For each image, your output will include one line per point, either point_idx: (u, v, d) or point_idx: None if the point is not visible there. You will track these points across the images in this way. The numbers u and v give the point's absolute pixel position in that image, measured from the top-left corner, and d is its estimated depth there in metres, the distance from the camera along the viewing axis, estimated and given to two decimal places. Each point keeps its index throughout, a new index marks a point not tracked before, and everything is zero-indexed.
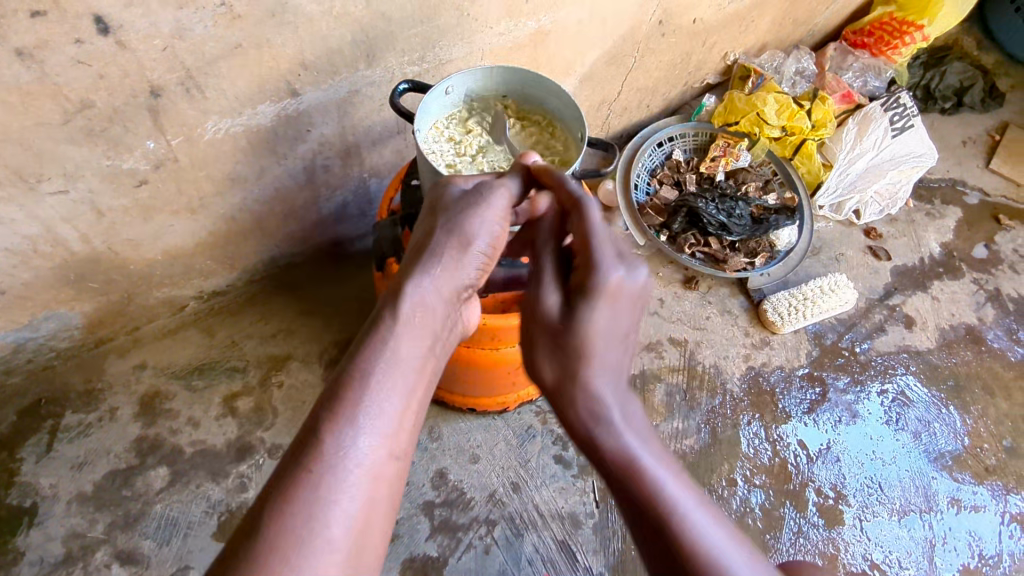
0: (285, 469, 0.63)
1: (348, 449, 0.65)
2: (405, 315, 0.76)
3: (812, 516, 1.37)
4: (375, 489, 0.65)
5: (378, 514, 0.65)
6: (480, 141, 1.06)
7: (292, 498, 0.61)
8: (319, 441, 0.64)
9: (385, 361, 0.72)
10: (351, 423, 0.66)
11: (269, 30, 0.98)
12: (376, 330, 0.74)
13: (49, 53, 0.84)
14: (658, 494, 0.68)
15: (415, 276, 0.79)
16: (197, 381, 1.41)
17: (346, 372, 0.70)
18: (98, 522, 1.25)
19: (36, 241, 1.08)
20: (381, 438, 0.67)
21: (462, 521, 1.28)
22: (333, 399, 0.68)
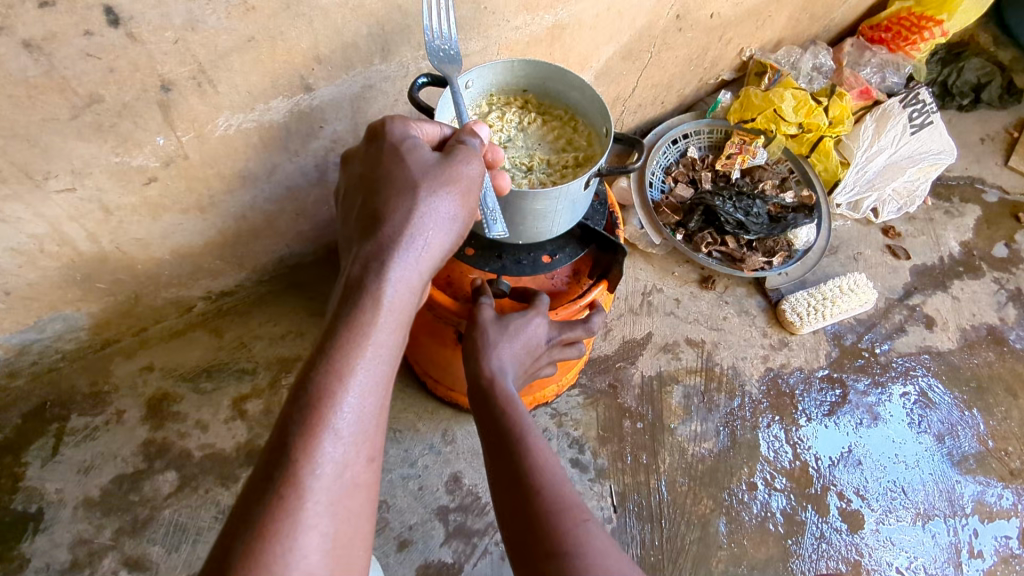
0: (254, 496, 0.61)
1: (322, 466, 0.63)
2: (381, 306, 0.72)
3: (835, 521, 1.34)
4: (350, 503, 0.64)
5: (356, 527, 0.64)
6: (502, 138, 1.02)
7: (267, 530, 0.58)
8: (291, 461, 0.62)
9: (359, 365, 0.69)
10: (324, 437, 0.64)
11: (284, 23, 0.95)
12: (346, 325, 0.70)
13: (58, 45, 0.81)
14: (517, 424, 0.85)
15: (391, 257, 0.74)
16: (205, 383, 1.38)
17: (316, 378, 0.67)
18: (105, 528, 1.22)
19: (42, 240, 1.05)
20: (355, 449, 0.66)
21: (478, 526, 1.26)
22: (304, 411, 0.65)
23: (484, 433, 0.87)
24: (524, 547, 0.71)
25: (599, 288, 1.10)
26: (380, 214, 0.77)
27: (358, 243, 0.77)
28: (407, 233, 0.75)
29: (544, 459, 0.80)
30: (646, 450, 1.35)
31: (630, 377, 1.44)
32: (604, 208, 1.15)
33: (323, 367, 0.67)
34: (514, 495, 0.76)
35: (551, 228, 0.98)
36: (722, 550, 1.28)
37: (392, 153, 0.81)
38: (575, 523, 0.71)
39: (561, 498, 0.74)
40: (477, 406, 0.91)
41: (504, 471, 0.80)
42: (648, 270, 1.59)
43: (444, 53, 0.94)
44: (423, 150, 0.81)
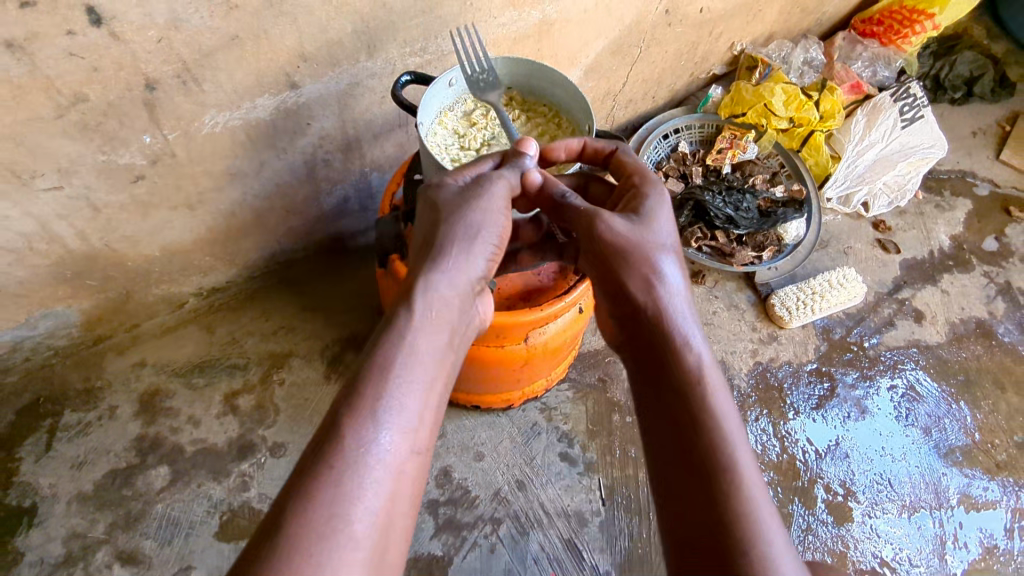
0: (303, 466, 0.62)
1: (370, 453, 0.63)
2: (418, 307, 0.75)
3: (821, 513, 1.35)
4: (396, 482, 0.64)
5: (401, 506, 0.63)
6: (484, 134, 1.02)
7: (312, 494, 0.59)
8: (342, 444, 0.63)
9: (402, 356, 0.71)
10: (372, 425, 0.65)
11: (268, 21, 0.95)
12: (390, 327, 0.74)
13: (40, 45, 0.81)
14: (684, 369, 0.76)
15: (428, 269, 0.78)
16: (198, 379, 1.39)
17: (359, 377, 0.69)
18: (98, 522, 1.23)
19: (31, 238, 1.06)
20: (401, 432, 0.66)
21: (467, 520, 1.26)
22: (352, 394, 0.67)
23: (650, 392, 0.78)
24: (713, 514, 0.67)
25: (585, 283, 1.11)
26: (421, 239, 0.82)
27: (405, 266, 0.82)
28: (440, 248, 0.79)
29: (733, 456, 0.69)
30: (634, 444, 1.37)
31: (620, 371, 1.45)
32: None
33: (371, 361, 0.70)
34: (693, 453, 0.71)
35: None
36: None
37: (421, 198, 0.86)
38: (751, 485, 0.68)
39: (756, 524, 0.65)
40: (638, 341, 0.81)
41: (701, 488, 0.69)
42: None
43: (485, 82, 0.97)
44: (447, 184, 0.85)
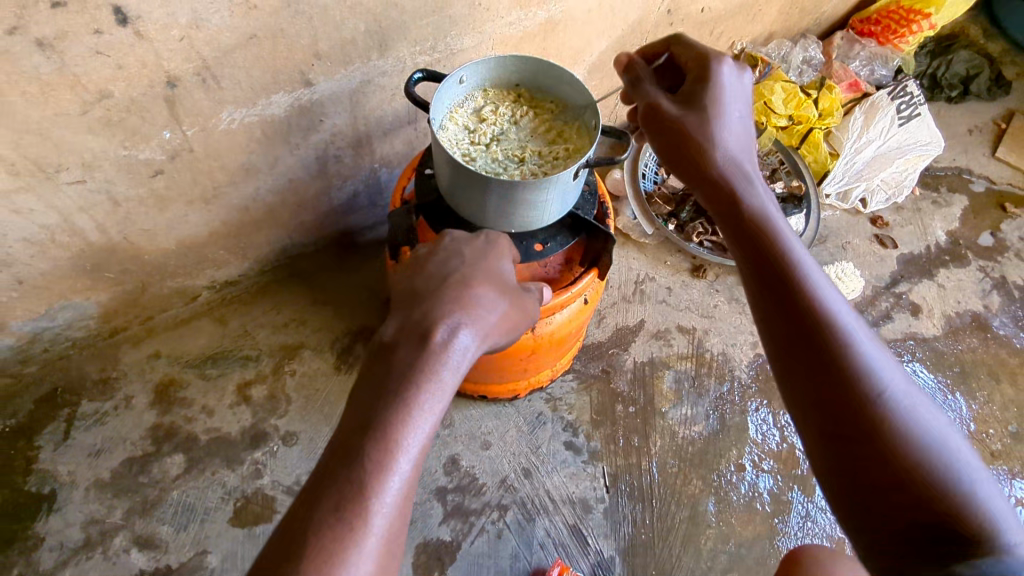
0: (306, 521, 0.60)
1: (368, 540, 0.60)
2: (447, 361, 0.70)
3: (820, 500, 1.39)
4: (394, 542, 0.63)
5: (392, 565, 0.63)
6: (494, 129, 1.05)
7: (319, 564, 0.58)
8: (339, 528, 0.59)
9: (424, 412, 0.66)
10: (373, 505, 0.61)
11: (285, 21, 0.99)
12: (411, 373, 0.67)
13: (69, 43, 0.85)
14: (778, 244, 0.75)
15: (465, 324, 0.73)
16: (211, 370, 1.42)
17: (359, 441, 0.63)
18: (116, 508, 1.27)
19: (54, 231, 1.10)
20: (409, 495, 0.64)
21: (475, 506, 1.30)
22: (368, 451, 0.63)
23: (751, 282, 0.76)
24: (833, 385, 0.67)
25: (590, 275, 1.14)
26: (460, 287, 0.76)
27: (430, 297, 0.75)
28: (478, 309, 0.75)
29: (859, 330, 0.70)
30: (638, 433, 1.41)
31: (623, 363, 1.49)
32: (593, 197, 1.15)
33: (390, 410, 0.65)
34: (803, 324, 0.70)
35: (540, 218, 1.00)
36: (710, 528, 1.32)
37: (443, 250, 0.83)
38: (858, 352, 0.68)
39: (897, 388, 0.67)
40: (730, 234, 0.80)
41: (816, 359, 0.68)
42: (641, 260, 1.64)
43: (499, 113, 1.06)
44: (475, 239, 0.87)
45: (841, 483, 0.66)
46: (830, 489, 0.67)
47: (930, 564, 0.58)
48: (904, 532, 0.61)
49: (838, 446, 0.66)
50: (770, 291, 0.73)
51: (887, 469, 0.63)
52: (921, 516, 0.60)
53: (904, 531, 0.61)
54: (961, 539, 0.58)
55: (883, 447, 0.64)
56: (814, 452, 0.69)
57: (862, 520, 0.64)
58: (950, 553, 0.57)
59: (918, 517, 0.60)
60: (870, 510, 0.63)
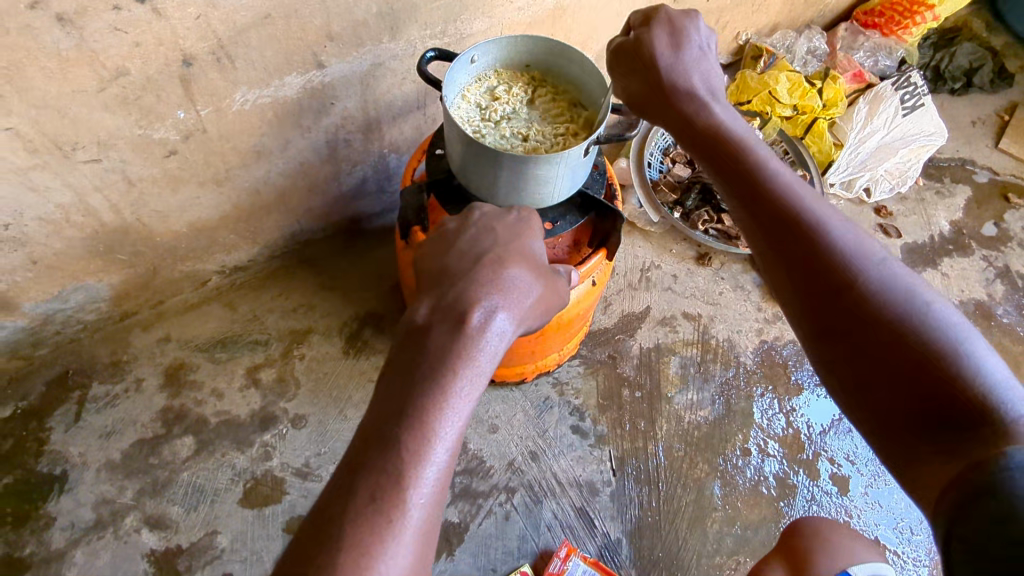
0: (344, 507, 0.59)
1: (406, 529, 0.59)
2: (480, 347, 0.69)
3: (825, 484, 1.39)
4: (432, 529, 0.62)
5: (430, 551, 0.62)
6: (505, 107, 1.06)
7: (359, 548, 0.57)
8: (377, 518, 0.59)
9: (458, 398, 0.65)
10: (411, 494, 0.60)
11: (299, 1, 1.00)
12: (444, 359, 0.67)
13: (88, 19, 0.86)
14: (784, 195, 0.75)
15: (497, 308, 0.72)
16: (220, 354, 1.43)
17: (395, 430, 0.63)
18: (127, 489, 1.28)
19: (68, 210, 1.11)
20: (445, 481, 0.63)
21: (482, 488, 1.30)
22: (403, 438, 0.62)
23: (766, 240, 0.76)
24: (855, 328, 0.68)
25: (598, 255, 1.15)
26: (491, 271, 0.75)
27: (461, 283, 0.74)
28: (510, 293, 0.74)
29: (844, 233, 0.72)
30: (644, 417, 1.41)
31: (629, 348, 1.50)
32: (602, 178, 1.16)
33: (424, 397, 0.64)
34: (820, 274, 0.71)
35: (551, 194, 1.01)
36: (716, 511, 1.33)
37: (475, 226, 0.83)
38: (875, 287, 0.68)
39: (903, 290, 0.67)
40: (710, 165, 0.83)
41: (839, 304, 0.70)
42: (646, 248, 1.65)
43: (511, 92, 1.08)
44: (507, 214, 0.88)
45: (849, 386, 0.69)
46: (841, 394, 0.71)
47: (936, 448, 0.60)
48: (910, 421, 0.63)
49: (839, 352, 0.70)
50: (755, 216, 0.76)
51: (885, 365, 0.65)
52: (925, 401, 0.62)
53: (908, 420, 0.63)
54: (971, 416, 0.59)
55: (879, 344, 0.66)
56: (823, 362, 0.72)
57: (871, 418, 0.67)
58: (954, 432, 0.60)
59: (920, 402, 0.63)
60: (883, 405, 0.65)
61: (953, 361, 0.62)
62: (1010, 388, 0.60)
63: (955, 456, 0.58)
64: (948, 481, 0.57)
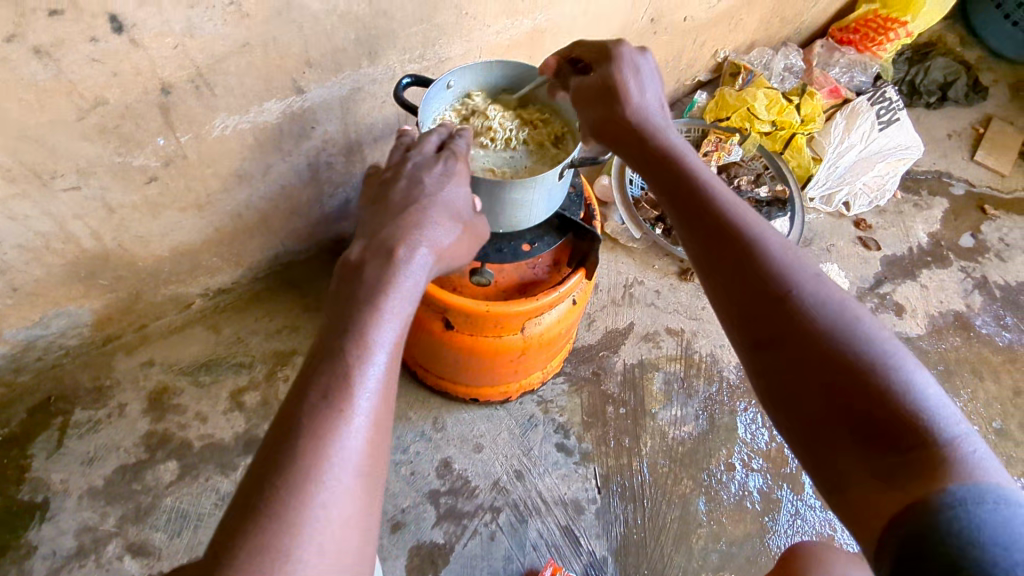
0: (287, 429, 0.60)
1: (356, 418, 0.61)
2: (404, 273, 0.72)
3: (809, 498, 1.40)
4: (377, 446, 0.63)
5: (378, 471, 0.63)
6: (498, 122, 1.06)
7: (303, 461, 0.58)
8: (327, 410, 0.61)
9: (387, 320, 0.68)
10: (357, 390, 0.62)
11: (276, 29, 1.01)
12: (372, 286, 0.70)
13: (65, 51, 0.87)
14: (720, 211, 0.75)
15: (418, 239, 0.76)
16: (204, 377, 1.43)
17: (338, 340, 0.65)
18: (109, 515, 1.27)
19: (48, 238, 1.11)
20: (384, 402, 0.65)
21: (468, 508, 1.30)
22: (337, 360, 0.64)
23: (699, 254, 0.75)
24: (786, 344, 0.66)
25: (577, 275, 1.16)
26: (413, 210, 0.79)
27: (383, 225, 0.78)
28: (430, 226, 0.78)
29: (784, 248, 0.70)
30: (628, 434, 1.42)
31: (613, 365, 1.51)
32: (579, 200, 1.18)
33: (354, 323, 0.67)
34: (754, 286, 0.69)
35: (527, 217, 1.02)
36: (701, 527, 1.33)
37: (404, 177, 0.84)
38: (810, 304, 0.66)
39: (838, 309, 0.65)
40: (656, 186, 0.83)
41: (769, 316, 0.67)
42: (629, 264, 1.67)
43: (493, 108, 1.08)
44: (435, 164, 0.85)
45: (786, 409, 0.65)
46: (779, 416, 0.66)
47: (877, 476, 0.57)
48: (848, 445, 0.59)
49: (778, 373, 0.66)
50: (700, 230, 0.74)
51: (823, 388, 0.62)
52: (864, 424, 0.59)
53: (847, 446, 0.59)
54: (902, 436, 0.56)
55: (819, 360, 0.62)
56: (761, 384, 0.68)
57: (810, 445, 0.63)
58: (895, 457, 0.56)
59: (860, 430, 0.59)
60: (815, 426, 0.62)
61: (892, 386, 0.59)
62: (949, 412, 0.57)
63: (897, 483, 0.55)
64: (894, 511, 0.54)
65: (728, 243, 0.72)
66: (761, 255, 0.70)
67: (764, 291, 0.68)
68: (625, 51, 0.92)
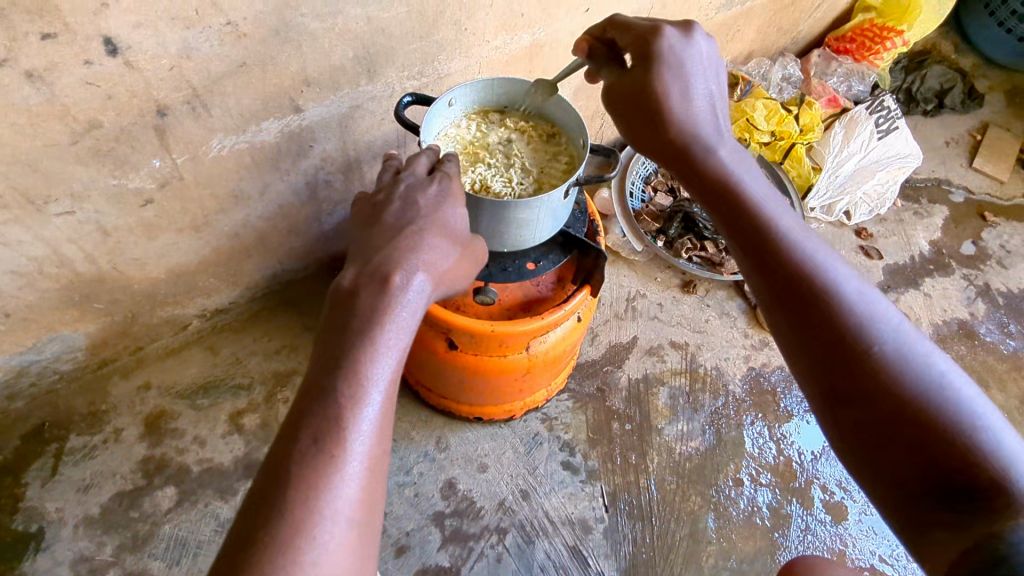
0: (278, 474, 0.58)
1: (350, 466, 0.60)
2: (400, 304, 0.69)
3: (819, 513, 1.38)
4: (372, 490, 0.61)
5: (373, 515, 0.61)
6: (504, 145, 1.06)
7: (294, 511, 0.56)
8: (318, 456, 0.59)
9: (382, 356, 0.65)
10: (351, 435, 0.61)
11: (273, 48, 1.00)
12: (366, 318, 0.67)
13: (59, 75, 0.85)
14: (780, 245, 0.72)
15: (414, 267, 0.73)
16: (202, 400, 1.40)
17: (330, 380, 0.63)
18: (106, 545, 1.23)
19: (42, 263, 1.09)
20: (378, 444, 0.63)
21: (473, 530, 1.28)
22: (329, 400, 0.62)
23: (761, 290, 0.73)
24: (858, 389, 0.65)
25: (582, 292, 1.15)
26: (409, 234, 0.76)
27: (377, 249, 0.75)
28: (427, 251, 0.75)
29: (853, 286, 0.69)
30: (634, 450, 1.40)
31: (617, 380, 1.49)
32: (584, 216, 1.16)
33: (348, 361, 0.64)
34: (822, 329, 0.68)
35: (531, 235, 1.00)
36: (711, 545, 1.31)
37: (398, 199, 0.82)
38: (883, 351, 0.65)
39: (909, 353, 0.65)
40: (707, 208, 0.79)
41: (839, 360, 0.67)
42: (631, 276, 1.65)
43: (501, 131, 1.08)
44: (429, 185, 0.84)
45: (857, 444, 0.66)
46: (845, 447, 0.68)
47: (953, 519, 0.59)
48: (919, 486, 0.62)
49: (849, 413, 0.67)
50: (761, 262, 0.72)
51: (898, 432, 0.63)
52: (936, 470, 0.60)
53: (921, 487, 0.61)
54: (974, 483, 0.58)
55: (892, 407, 0.63)
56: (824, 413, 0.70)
57: (880, 481, 0.65)
58: (964, 503, 0.58)
59: (930, 473, 0.61)
60: (887, 462, 0.64)
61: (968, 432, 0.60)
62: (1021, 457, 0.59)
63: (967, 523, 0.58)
64: (966, 551, 0.57)
65: (792, 283, 0.70)
66: (829, 296, 0.68)
67: (832, 334, 0.67)
68: (666, 36, 0.82)
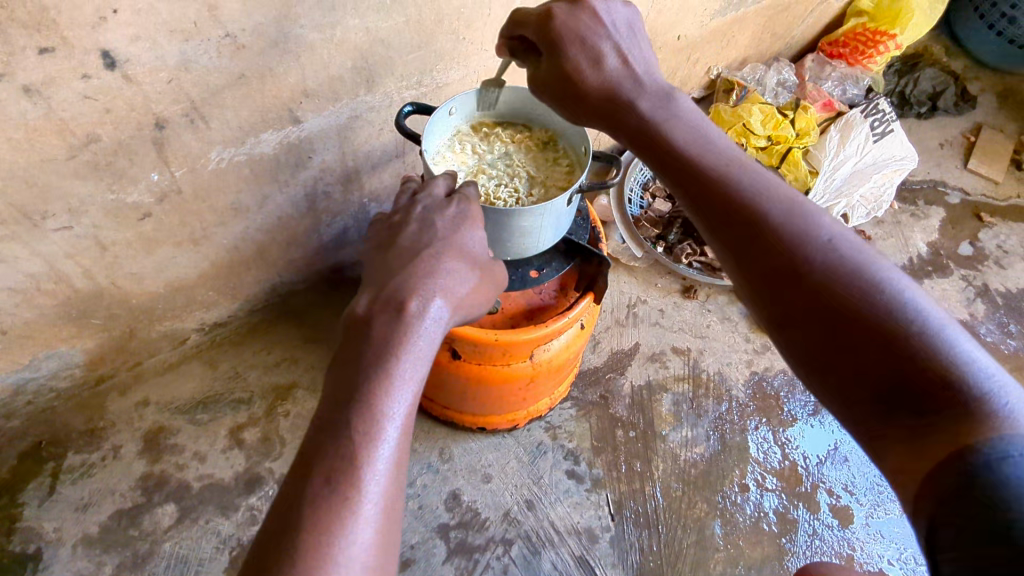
0: (293, 511, 0.58)
1: (366, 503, 0.59)
2: (416, 334, 0.69)
3: (825, 517, 1.38)
4: (389, 527, 0.60)
5: (390, 552, 0.60)
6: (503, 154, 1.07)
7: (310, 551, 0.55)
8: (333, 495, 0.58)
9: (399, 389, 0.65)
10: (366, 472, 0.60)
11: (271, 60, 0.99)
12: (382, 350, 0.67)
13: (56, 89, 0.84)
14: (722, 181, 0.71)
15: (431, 295, 0.72)
16: (202, 415, 1.39)
17: (344, 414, 0.62)
18: (105, 564, 1.21)
19: (39, 279, 1.07)
20: (395, 480, 0.62)
21: (479, 542, 1.26)
22: (346, 435, 0.61)
23: (710, 228, 0.72)
24: (806, 309, 0.62)
25: (586, 299, 1.14)
26: (425, 260, 0.76)
27: (394, 275, 0.74)
28: (444, 279, 0.75)
29: (794, 209, 0.67)
30: (639, 458, 1.39)
31: (620, 387, 1.48)
32: (585, 223, 1.16)
33: (363, 393, 0.63)
34: (766, 254, 0.66)
35: (533, 243, 0.99)
36: (719, 552, 1.30)
37: (415, 222, 0.82)
38: (827, 265, 0.62)
39: (859, 267, 0.61)
40: (653, 161, 0.79)
41: (785, 282, 0.64)
42: (631, 283, 1.65)
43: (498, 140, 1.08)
44: (447, 207, 0.84)
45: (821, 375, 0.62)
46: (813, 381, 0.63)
47: (916, 432, 0.53)
48: (878, 402, 0.57)
49: (803, 338, 0.63)
50: (705, 205, 0.72)
51: (848, 349, 0.59)
52: (896, 385, 0.55)
53: (886, 400, 0.56)
54: (933, 394, 0.53)
55: (842, 322, 0.59)
56: (785, 350, 0.66)
57: (852, 411, 0.59)
58: (928, 413, 0.53)
59: (890, 388, 0.56)
60: (848, 390, 0.59)
61: (924, 336, 0.55)
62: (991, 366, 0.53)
63: (925, 437, 0.52)
64: (937, 467, 0.50)
65: (736, 213, 0.69)
66: (769, 223, 0.67)
67: (776, 258, 0.65)
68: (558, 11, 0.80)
